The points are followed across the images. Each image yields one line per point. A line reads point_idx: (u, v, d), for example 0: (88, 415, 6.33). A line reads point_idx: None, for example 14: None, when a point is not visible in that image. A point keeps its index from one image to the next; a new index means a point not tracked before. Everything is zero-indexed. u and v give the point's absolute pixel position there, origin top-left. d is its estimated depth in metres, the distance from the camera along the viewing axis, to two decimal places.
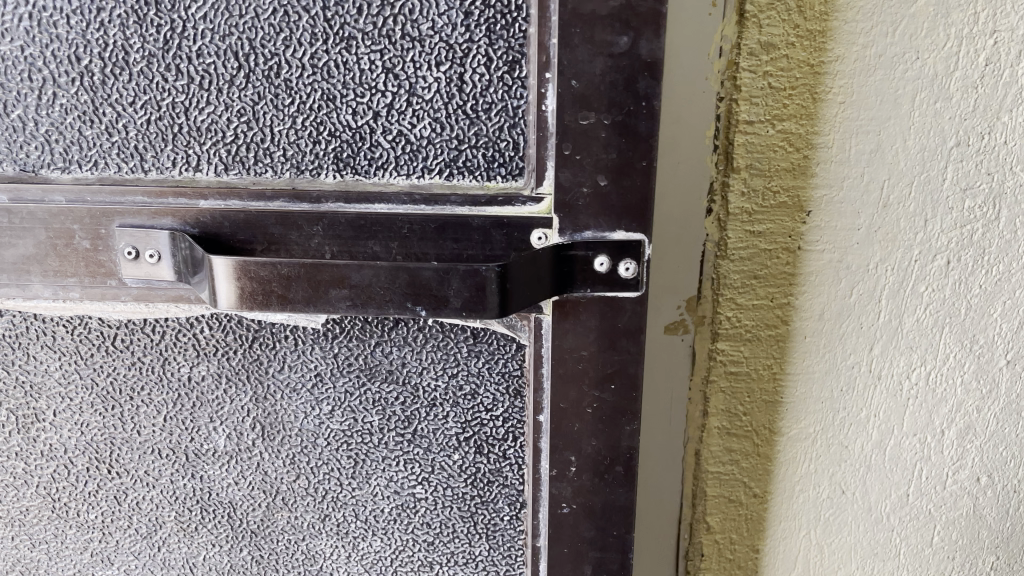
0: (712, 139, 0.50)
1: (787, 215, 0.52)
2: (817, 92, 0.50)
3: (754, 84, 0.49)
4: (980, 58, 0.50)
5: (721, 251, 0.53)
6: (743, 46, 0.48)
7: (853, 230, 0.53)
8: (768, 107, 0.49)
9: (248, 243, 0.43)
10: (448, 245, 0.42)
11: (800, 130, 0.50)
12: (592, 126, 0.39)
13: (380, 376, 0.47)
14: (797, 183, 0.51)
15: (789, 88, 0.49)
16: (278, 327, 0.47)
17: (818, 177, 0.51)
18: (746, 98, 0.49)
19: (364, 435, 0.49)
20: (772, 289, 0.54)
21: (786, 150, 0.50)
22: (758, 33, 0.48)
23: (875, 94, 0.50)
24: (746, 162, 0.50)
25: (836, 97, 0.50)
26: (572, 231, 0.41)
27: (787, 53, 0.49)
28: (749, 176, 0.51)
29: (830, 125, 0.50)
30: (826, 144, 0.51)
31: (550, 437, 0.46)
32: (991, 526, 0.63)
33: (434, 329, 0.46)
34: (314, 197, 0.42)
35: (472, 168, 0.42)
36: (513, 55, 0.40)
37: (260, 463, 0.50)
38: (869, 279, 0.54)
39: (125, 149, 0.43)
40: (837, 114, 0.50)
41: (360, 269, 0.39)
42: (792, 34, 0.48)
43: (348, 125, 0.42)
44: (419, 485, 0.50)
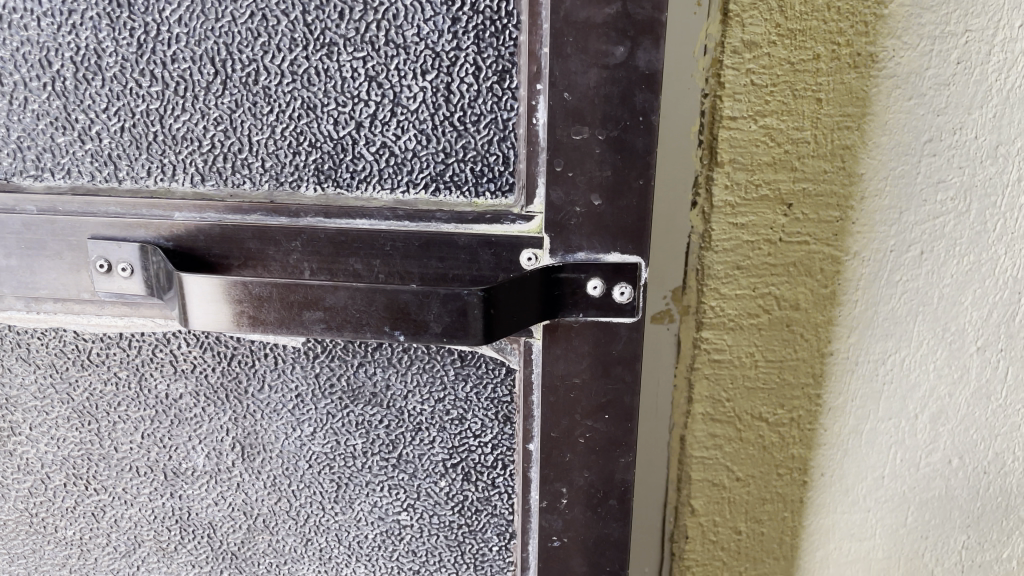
0: (698, 134, 0.47)
1: (767, 209, 0.48)
2: (800, 88, 0.46)
3: (736, 79, 0.46)
4: (952, 56, 0.47)
5: (704, 243, 0.49)
6: (727, 45, 0.45)
7: (831, 222, 0.49)
8: (750, 103, 0.46)
9: (224, 258, 0.41)
10: (432, 263, 0.40)
11: (783, 124, 0.47)
12: (587, 141, 0.37)
13: (364, 398, 0.45)
14: (780, 176, 0.48)
15: (769, 86, 0.46)
16: (257, 344, 0.45)
17: (800, 172, 0.48)
18: (728, 95, 0.46)
19: (347, 459, 0.47)
20: (752, 284, 0.50)
21: (767, 143, 0.47)
22: (741, 31, 0.45)
23: (857, 90, 0.47)
24: (728, 156, 0.47)
25: (817, 94, 0.46)
26: (563, 251, 0.39)
27: (769, 52, 0.45)
28: (731, 170, 0.47)
29: (816, 119, 0.47)
30: (808, 138, 0.47)
31: (541, 467, 0.44)
32: (962, 506, 0.58)
33: (421, 351, 0.44)
34: (293, 211, 0.40)
35: (460, 183, 0.40)
36: (504, 64, 0.38)
37: (240, 483, 0.48)
38: (846, 270, 0.51)
39: (98, 157, 0.41)
40: (821, 110, 0.47)
41: (336, 291, 0.37)
42: (774, 32, 0.45)
43: (329, 136, 0.40)
44: (404, 512, 0.48)
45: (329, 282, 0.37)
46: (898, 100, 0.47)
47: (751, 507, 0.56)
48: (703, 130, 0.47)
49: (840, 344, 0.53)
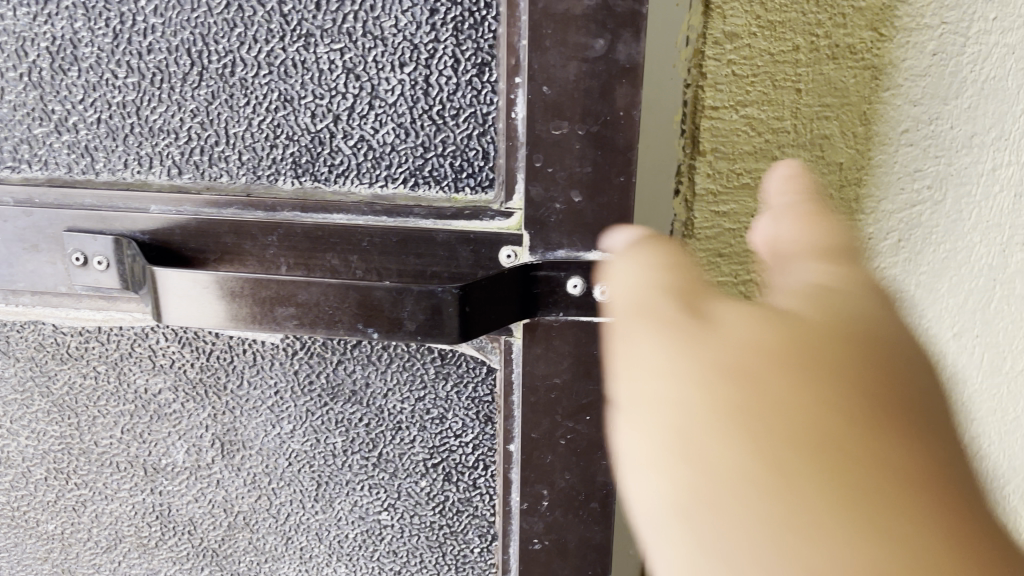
0: (681, 122, 0.39)
1: (749, 198, 0.42)
2: (780, 79, 0.41)
3: (719, 67, 0.39)
4: (929, 47, 0.43)
5: (686, 231, 0.42)
6: (708, 35, 0.39)
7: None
8: (731, 93, 0.40)
9: (202, 252, 0.40)
10: (410, 259, 0.39)
11: (765, 114, 0.41)
12: (567, 137, 0.36)
13: (343, 396, 0.44)
14: (763, 165, 0.42)
15: (750, 77, 0.40)
16: (236, 340, 0.44)
17: (781, 161, 0.42)
18: (712, 85, 0.39)
19: (327, 457, 0.46)
20: (735, 277, 0.43)
21: (749, 133, 0.41)
22: (723, 22, 0.39)
23: (838, 83, 0.42)
24: (708, 146, 0.40)
25: (796, 84, 0.41)
26: (543, 248, 0.38)
27: (750, 42, 0.40)
28: (713, 159, 0.41)
29: (796, 113, 0.42)
30: (788, 131, 0.42)
31: (521, 468, 0.43)
32: None
33: (401, 349, 0.43)
34: (269, 205, 0.40)
35: (439, 178, 0.39)
36: (483, 57, 0.37)
37: (220, 480, 0.48)
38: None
39: (74, 149, 0.41)
40: (801, 102, 0.41)
41: (309, 286, 0.36)
42: (754, 24, 0.39)
43: (306, 129, 0.39)
44: (384, 512, 0.47)
45: (302, 278, 0.36)
46: (877, 92, 0.43)
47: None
48: (687, 118, 0.40)
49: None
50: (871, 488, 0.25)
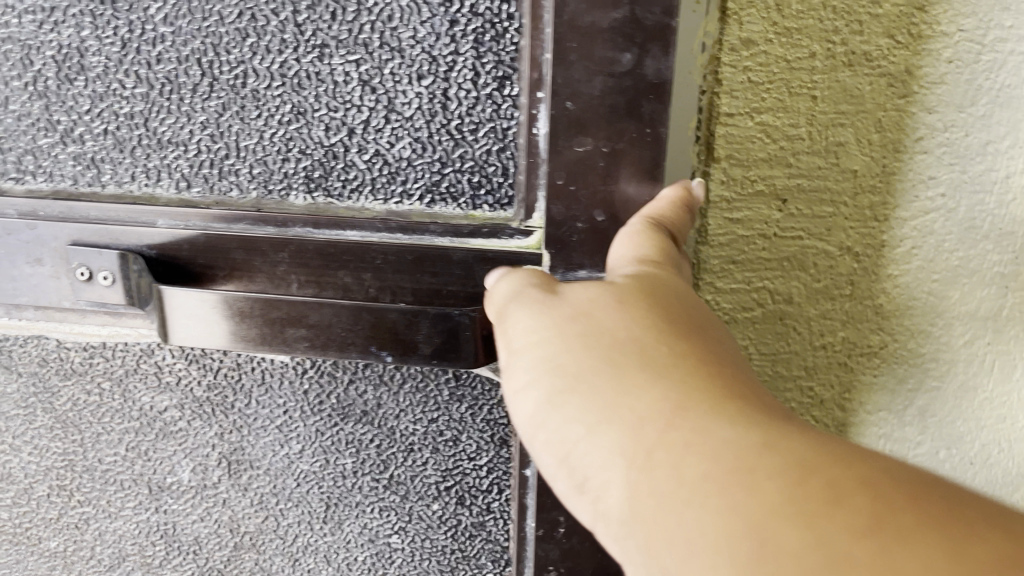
0: (694, 131, 0.35)
1: (764, 206, 0.38)
2: (798, 86, 0.36)
3: (733, 75, 0.35)
4: (943, 55, 0.36)
5: (699, 238, 0.38)
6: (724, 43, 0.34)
7: (825, 219, 0.38)
8: (746, 100, 0.36)
9: (209, 268, 0.39)
10: (425, 278, 0.37)
11: (781, 121, 0.36)
12: (592, 154, 0.35)
13: (354, 417, 0.43)
14: (777, 175, 0.37)
15: (766, 83, 0.35)
16: (243, 358, 0.43)
17: (797, 169, 0.37)
18: (726, 93, 0.35)
19: (336, 478, 0.45)
20: (748, 285, 0.39)
21: (762, 141, 0.36)
22: (739, 29, 0.34)
23: (854, 89, 0.36)
24: (721, 154, 0.36)
25: (812, 91, 0.36)
26: (565, 269, 0.36)
27: (766, 49, 0.35)
28: (726, 166, 0.37)
29: (812, 119, 0.36)
30: (805, 137, 0.37)
31: (537, 495, 0.41)
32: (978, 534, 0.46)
33: (415, 370, 0.41)
34: (280, 220, 0.38)
35: (456, 195, 0.38)
36: (504, 70, 0.35)
37: (226, 500, 0.47)
38: (842, 267, 0.39)
39: (80, 160, 0.40)
40: (818, 109, 0.36)
41: (320, 308, 0.35)
42: (770, 31, 0.35)
43: (320, 142, 0.38)
44: (395, 535, 0.46)
45: (314, 300, 0.35)
46: (889, 99, 0.37)
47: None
48: (701, 126, 0.36)
49: (834, 336, 0.41)
50: (804, 443, 0.22)
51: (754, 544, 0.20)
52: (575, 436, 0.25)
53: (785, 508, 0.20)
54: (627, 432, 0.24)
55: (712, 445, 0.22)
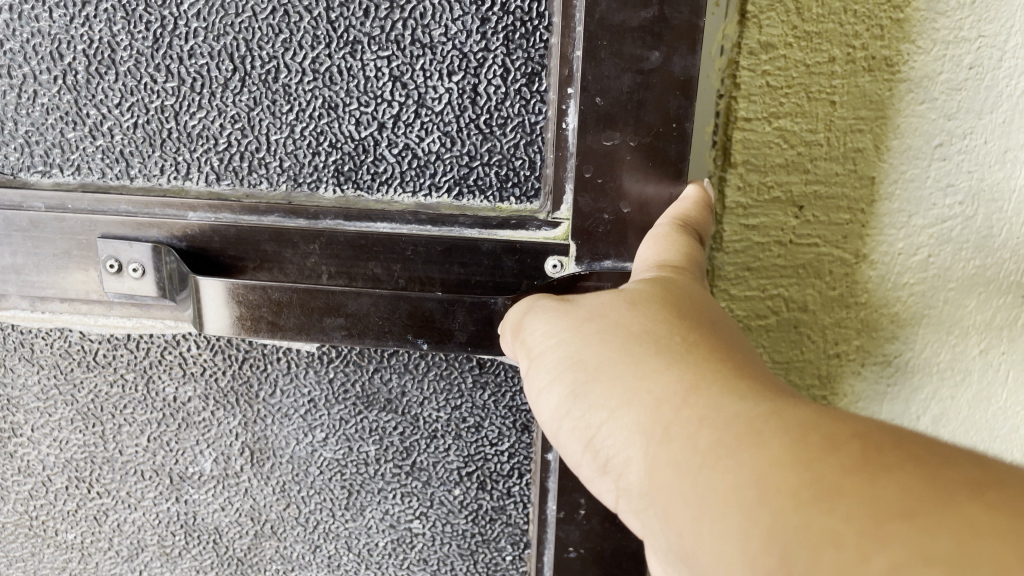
0: (711, 135, 0.37)
1: (780, 212, 0.39)
2: (815, 91, 0.37)
3: (753, 79, 0.36)
4: (965, 61, 0.38)
5: (714, 243, 0.39)
6: (743, 47, 0.36)
7: (841, 225, 0.40)
8: (763, 105, 0.37)
9: (239, 260, 0.40)
10: (458, 268, 0.39)
11: (799, 127, 0.37)
12: (619, 148, 0.36)
13: (378, 405, 0.44)
14: (793, 180, 0.38)
15: (784, 88, 0.37)
16: (269, 348, 0.43)
17: (813, 175, 0.38)
18: (744, 97, 0.37)
19: (359, 465, 0.46)
20: (762, 291, 0.40)
21: (780, 147, 0.38)
22: (758, 33, 0.36)
23: (873, 94, 0.38)
24: (739, 158, 0.37)
25: (830, 96, 0.37)
26: (590, 259, 0.38)
27: (786, 54, 0.36)
28: (743, 171, 0.38)
29: (829, 125, 0.38)
30: (822, 143, 0.38)
31: (559, 478, 0.43)
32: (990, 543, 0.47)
33: (440, 359, 0.43)
34: (311, 213, 0.39)
35: (483, 187, 0.39)
36: (533, 67, 0.37)
37: (248, 489, 0.47)
38: (857, 274, 0.41)
39: (109, 154, 0.40)
40: (835, 114, 0.37)
41: (359, 298, 0.36)
42: (789, 35, 0.36)
43: (350, 137, 0.39)
44: (416, 520, 0.47)
45: (352, 289, 0.36)
46: (908, 104, 0.38)
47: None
48: (718, 130, 0.37)
49: (849, 344, 0.42)
50: (812, 413, 0.22)
51: (755, 493, 0.20)
52: (598, 420, 0.26)
53: (786, 458, 0.20)
54: (646, 413, 0.25)
55: (723, 417, 0.23)
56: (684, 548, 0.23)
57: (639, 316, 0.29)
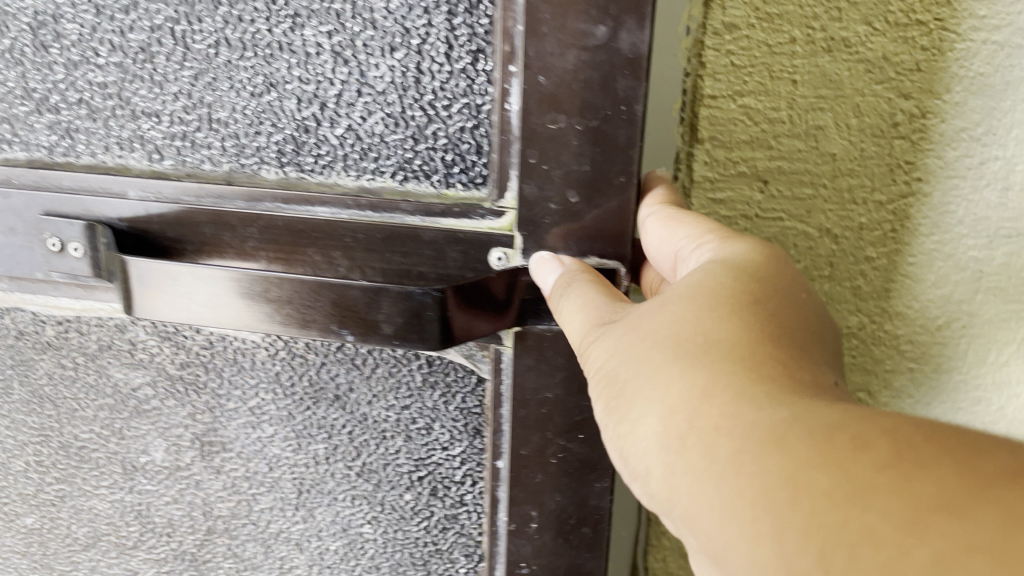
0: (679, 111, 0.38)
1: (746, 186, 0.39)
2: (778, 71, 0.37)
3: (717, 58, 0.37)
4: (920, 43, 0.37)
5: None
6: (706, 25, 0.36)
7: (806, 200, 0.40)
8: (727, 83, 0.38)
9: (179, 243, 0.38)
10: (399, 257, 0.37)
11: (763, 104, 0.38)
12: (564, 131, 0.33)
13: (326, 401, 0.42)
14: (760, 158, 0.39)
15: (748, 67, 0.37)
16: (216, 337, 0.42)
17: (778, 152, 0.39)
18: (709, 75, 0.37)
19: (308, 464, 0.44)
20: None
21: (747, 123, 0.38)
22: (721, 11, 0.36)
23: (833, 74, 0.37)
24: (705, 135, 0.38)
25: (793, 76, 0.37)
26: (537, 252, 0.35)
27: (748, 34, 0.37)
28: (709, 147, 0.39)
29: (792, 104, 0.38)
30: (785, 120, 0.38)
31: (509, 488, 0.40)
32: None
33: (386, 354, 0.40)
34: (251, 194, 0.38)
35: (429, 172, 0.36)
36: (478, 43, 0.34)
37: (199, 482, 0.46)
38: (823, 248, 0.41)
39: (56, 129, 0.39)
40: (797, 93, 0.38)
41: (280, 282, 0.34)
42: (752, 15, 0.36)
43: (291, 116, 0.37)
44: (367, 525, 0.45)
45: (275, 274, 0.34)
46: (867, 84, 0.38)
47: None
48: (686, 107, 0.38)
49: None
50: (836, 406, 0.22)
51: (788, 494, 0.20)
52: (627, 427, 0.26)
53: (815, 456, 0.20)
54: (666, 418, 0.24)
55: (746, 417, 0.22)
56: (716, 552, 0.22)
57: (670, 311, 0.28)
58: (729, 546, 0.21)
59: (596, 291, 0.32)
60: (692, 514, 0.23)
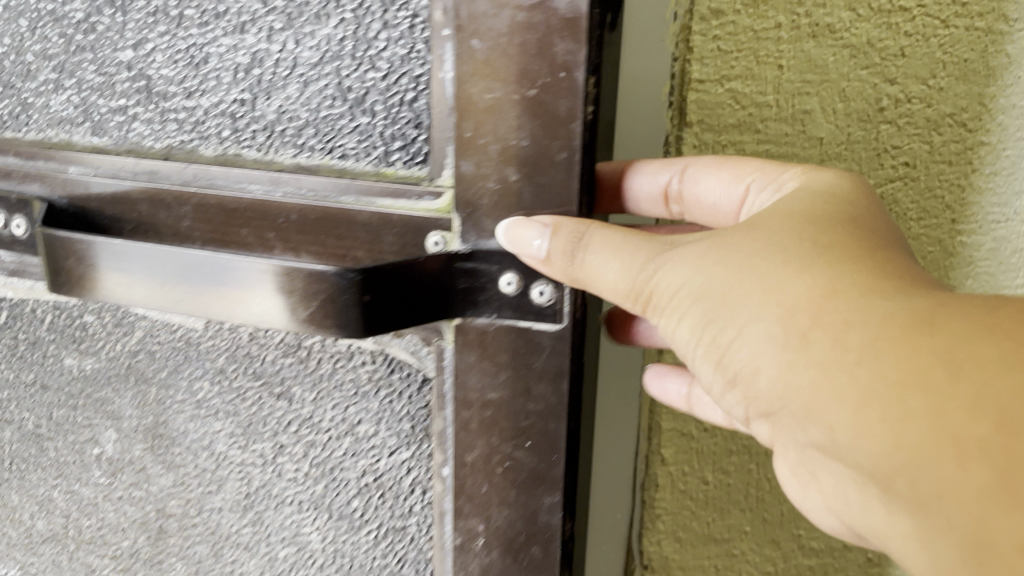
0: (667, 95, 0.36)
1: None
2: (766, 56, 0.36)
3: (705, 42, 0.35)
4: (903, 28, 0.37)
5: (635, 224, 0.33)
6: (696, 7, 0.35)
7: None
8: (716, 69, 0.36)
9: (116, 222, 0.37)
10: (334, 245, 0.34)
11: (749, 88, 0.36)
12: (499, 99, 0.30)
13: (270, 396, 0.40)
14: (750, 145, 0.37)
15: (735, 51, 0.36)
16: (160, 324, 0.40)
17: (765, 138, 0.37)
18: (697, 60, 0.36)
19: (254, 463, 0.41)
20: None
21: (735, 107, 0.37)
22: None
23: (819, 59, 0.36)
24: (693, 119, 0.36)
25: (780, 62, 0.36)
26: (475, 237, 0.32)
27: (735, 19, 0.35)
28: (698, 131, 0.37)
29: (779, 88, 0.37)
30: (772, 104, 0.37)
31: (455, 497, 0.37)
32: None
33: (316, 342, 0.38)
34: (184, 171, 0.36)
35: (368, 150, 0.34)
36: (414, 7, 0.31)
37: (148, 476, 0.44)
38: None
39: (10, 103, 0.39)
40: (784, 78, 0.36)
41: (181, 257, 0.32)
42: None
43: (229, 88, 0.35)
44: (315, 532, 0.42)
45: (178, 248, 0.32)
46: (852, 69, 0.37)
47: (724, 496, 0.43)
48: (674, 92, 0.36)
49: None
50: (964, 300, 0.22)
51: (937, 378, 0.20)
52: (730, 335, 0.26)
53: (967, 345, 0.20)
54: (776, 323, 0.24)
55: (875, 314, 0.22)
56: (835, 446, 0.23)
57: (770, 229, 0.27)
58: (861, 440, 0.22)
59: (619, 241, 0.29)
60: (811, 408, 0.23)
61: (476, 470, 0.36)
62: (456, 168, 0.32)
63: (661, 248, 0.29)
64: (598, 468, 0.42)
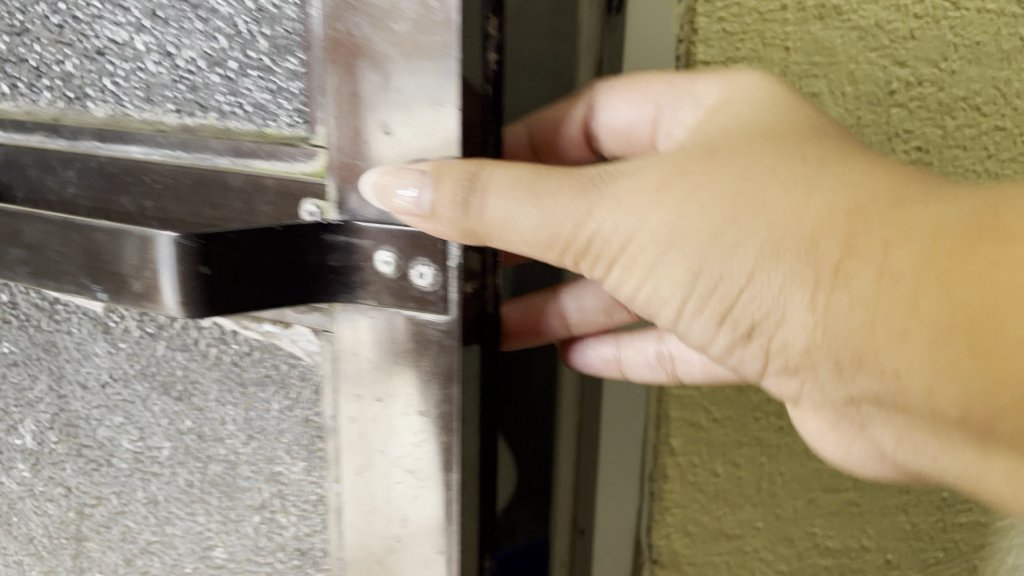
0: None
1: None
2: (772, 37, 0.36)
3: (709, 24, 0.35)
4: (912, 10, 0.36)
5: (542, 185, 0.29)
6: None
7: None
8: (722, 51, 0.36)
9: (7, 187, 0.36)
10: (210, 210, 0.31)
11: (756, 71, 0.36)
12: (381, 54, 0.26)
13: (160, 390, 0.37)
14: None
15: (740, 34, 0.36)
16: (61, 307, 0.39)
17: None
18: (702, 43, 0.36)
19: (153, 467, 0.39)
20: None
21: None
22: None
23: (827, 41, 0.36)
24: None
25: (787, 42, 0.36)
26: (353, 207, 0.28)
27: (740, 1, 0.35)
28: None
29: (786, 71, 0.37)
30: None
31: (347, 512, 0.33)
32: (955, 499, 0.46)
33: (214, 329, 0.35)
34: (71, 132, 0.34)
35: (249, 108, 0.30)
36: None
37: (60, 464, 0.43)
38: None
39: None
40: (790, 60, 0.36)
41: (31, 221, 0.29)
42: None
43: (115, 43, 0.32)
44: (213, 544, 0.39)
45: (28, 211, 0.30)
46: (860, 52, 0.37)
47: (735, 489, 0.43)
48: None
49: None
50: (986, 199, 0.22)
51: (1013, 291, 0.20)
52: (737, 281, 0.24)
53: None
54: (798, 261, 0.23)
55: (912, 235, 0.22)
56: (902, 382, 0.23)
57: (734, 165, 0.25)
58: (944, 373, 0.22)
59: (527, 193, 0.26)
60: (878, 352, 0.23)
61: (369, 462, 0.32)
62: (334, 124, 0.28)
63: (580, 196, 0.26)
64: (604, 461, 0.42)
